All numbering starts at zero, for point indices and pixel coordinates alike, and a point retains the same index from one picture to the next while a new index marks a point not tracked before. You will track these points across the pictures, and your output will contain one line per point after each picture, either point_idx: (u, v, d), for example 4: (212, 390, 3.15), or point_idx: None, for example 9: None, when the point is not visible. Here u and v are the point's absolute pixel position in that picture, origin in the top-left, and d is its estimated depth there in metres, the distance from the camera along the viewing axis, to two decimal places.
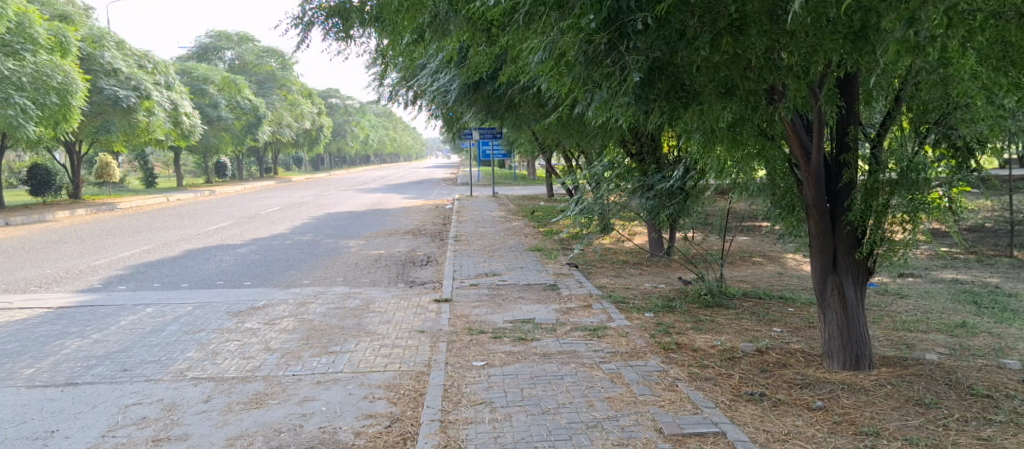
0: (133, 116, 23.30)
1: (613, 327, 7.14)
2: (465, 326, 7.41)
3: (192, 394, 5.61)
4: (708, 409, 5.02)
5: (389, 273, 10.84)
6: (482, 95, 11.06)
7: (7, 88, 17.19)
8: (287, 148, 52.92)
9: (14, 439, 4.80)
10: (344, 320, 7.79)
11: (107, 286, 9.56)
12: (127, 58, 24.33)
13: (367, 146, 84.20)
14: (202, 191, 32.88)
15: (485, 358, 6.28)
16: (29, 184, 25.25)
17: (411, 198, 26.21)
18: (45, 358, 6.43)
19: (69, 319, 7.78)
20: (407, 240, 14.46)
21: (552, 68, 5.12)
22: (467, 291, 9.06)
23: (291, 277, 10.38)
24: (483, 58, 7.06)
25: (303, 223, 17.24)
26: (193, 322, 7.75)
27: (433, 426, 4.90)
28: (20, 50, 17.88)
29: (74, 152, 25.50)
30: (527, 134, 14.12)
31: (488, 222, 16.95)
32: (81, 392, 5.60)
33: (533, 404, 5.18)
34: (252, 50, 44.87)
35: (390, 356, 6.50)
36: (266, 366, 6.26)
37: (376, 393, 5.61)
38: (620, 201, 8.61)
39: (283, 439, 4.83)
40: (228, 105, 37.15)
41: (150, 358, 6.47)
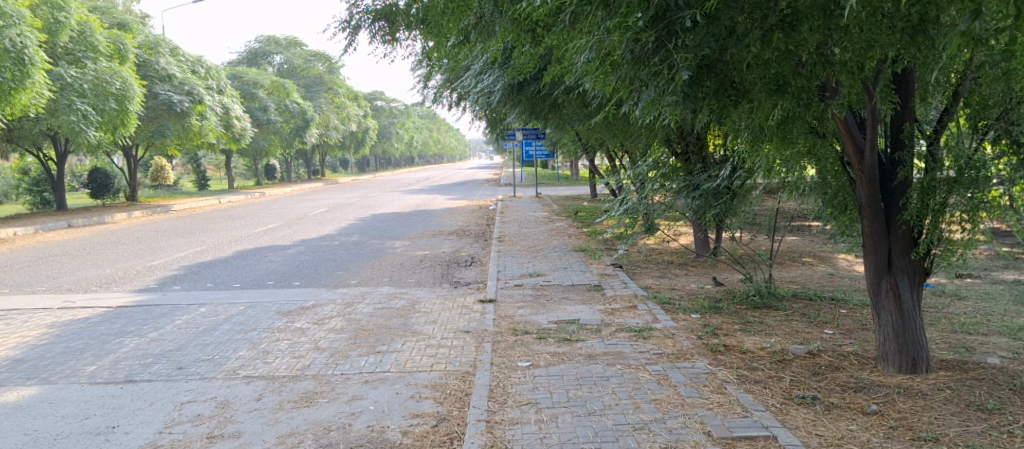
0: (187, 120, 23.91)
1: (659, 328, 7.09)
2: (510, 326, 7.43)
3: (245, 392, 5.73)
4: (758, 412, 4.96)
5: (434, 273, 10.92)
6: (526, 95, 11.08)
7: (69, 95, 17.98)
8: (334, 151, 53.65)
9: (78, 434, 4.95)
10: (390, 320, 7.88)
11: (163, 286, 9.81)
12: (182, 63, 24.95)
13: (412, 147, 84.99)
14: (253, 193, 33.53)
15: (530, 358, 6.29)
16: (90, 187, 26.19)
17: (456, 199, 26.38)
18: (106, 356, 6.62)
19: (127, 318, 8.01)
20: (451, 241, 14.55)
21: (598, 69, 5.08)
22: (512, 291, 9.08)
23: (338, 278, 10.53)
24: (528, 59, 7.07)
25: (350, 224, 17.47)
26: (244, 321, 7.91)
27: (480, 426, 4.92)
28: (82, 58, 18.73)
29: (132, 156, 26.23)
30: (572, 135, 14.09)
31: (531, 222, 16.96)
32: (139, 390, 5.76)
33: (579, 405, 5.17)
34: (300, 54, 45.59)
35: (436, 356, 6.55)
36: (315, 365, 6.36)
37: (422, 392, 5.65)
38: (665, 201, 8.45)
39: (332, 437, 4.90)
40: (278, 108, 37.90)
41: (204, 357, 6.63)
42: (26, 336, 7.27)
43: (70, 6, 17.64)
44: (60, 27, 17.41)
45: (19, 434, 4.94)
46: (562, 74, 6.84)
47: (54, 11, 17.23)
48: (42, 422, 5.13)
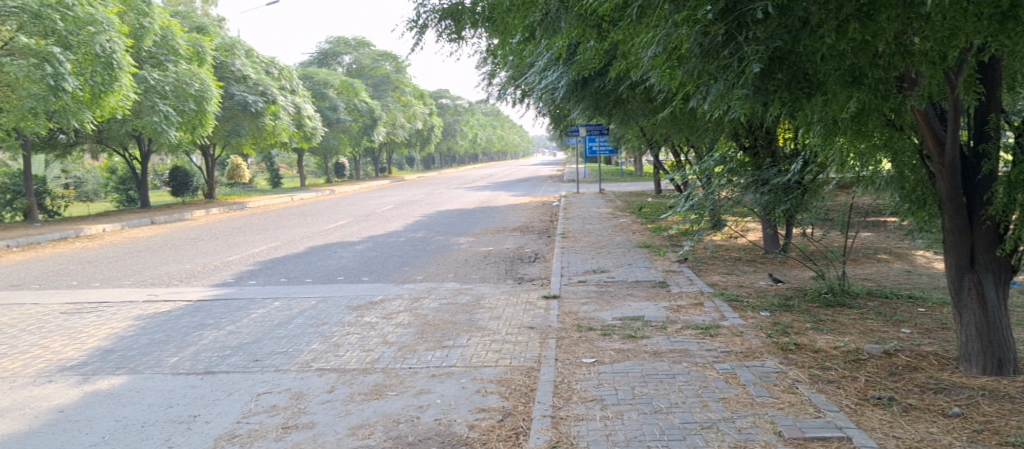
0: (261, 120, 24.61)
1: (726, 326, 6.99)
2: (574, 322, 7.43)
3: (317, 384, 5.89)
4: (832, 413, 4.85)
5: (499, 269, 10.99)
6: (590, 91, 11.05)
7: (152, 97, 18.72)
8: (400, 149, 54.44)
9: (163, 422, 5.18)
10: (455, 315, 7.97)
11: (239, 281, 10.14)
12: (256, 65, 25.74)
13: (476, 144, 85.56)
14: (323, 190, 34.33)
15: (595, 355, 6.28)
16: (172, 186, 27.36)
17: (519, 196, 26.44)
18: (187, 348, 6.89)
19: (206, 311, 8.32)
20: (515, 237, 14.62)
21: (666, 63, 5.03)
22: (576, 288, 9.08)
23: (405, 274, 10.70)
24: (594, 57, 7.04)
25: (416, 221, 17.72)
26: (316, 315, 8.12)
27: (545, 421, 4.94)
28: (164, 61, 19.52)
29: (209, 155, 27.14)
30: (637, 130, 13.97)
31: (595, 218, 16.89)
32: (218, 380, 5.98)
33: (645, 403, 5.14)
34: (368, 54, 46.37)
35: (501, 352, 6.60)
36: (384, 358, 6.50)
37: (488, 387, 5.71)
38: (733, 197, 8.30)
39: (401, 429, 4.99)
40: (347, 107, 38.72)
41: (278, 349, 6.83)
42: (115, 327, 7.63)
43: (154, 11, 18.51)
44: (144, 32, 18.28)
45: (109, 421, 5.19)
46: (629, 69, 6.76)
47: (140, 17, 18.13)
48: (129, 410, 5.38)
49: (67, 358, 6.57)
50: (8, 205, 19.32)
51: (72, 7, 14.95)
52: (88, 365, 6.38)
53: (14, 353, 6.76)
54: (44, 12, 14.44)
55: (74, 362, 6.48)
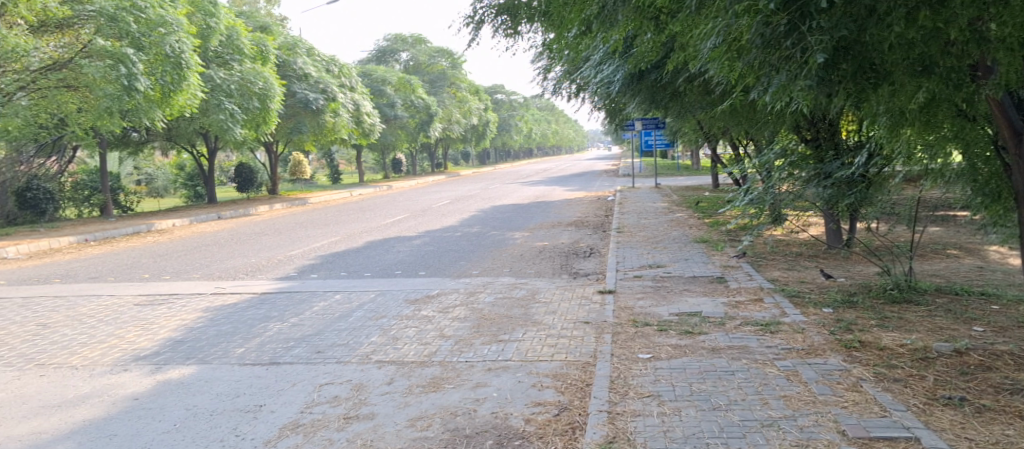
0: (322, 117, 25.07)
1: (787, 323, 6.87)
2: (630, 318, 7.40)
3: (377, 376, 6.00)
4: (899, 412, 4.73)
5: (554, 264, 11.01)
6: (647, 84, 10.96)
7: (218, 95, 19.26)
8: (456, 144, 54.84)
9: (230, 411, 5.34)
10: (511, 309, 8.02)
11: (302, 275, 10.38)
12: (317, 63, 26.27)
13: (531, 139, 85.57)
14: (380, 186, 34.86)
15: (651, 351, 6.24)
16: (236, 182, 28.08)
17: (574, 191, 26.40)
18: (252, 339, 7.10)
19: (271, 304, 8.55)
20: (570, 232, 14.61)
21: (724, 54, 4.94)
22: (632, 283, 9.04)
23: (461, 268, 10.80)
24: (652, 51, 6.98)
25: (471, 216, 17.85)
26: (375, 308, 8.27)
27: (602, 416, 4.94)
28: (229, 61, 20.10)
29: (272, 152, 27.80)
30: (694, 123, 13.79)
31: (650, 213, 16.76)
32: (282, 371, 6.14)
33: (703, 400, 5.10)
34: (426, 50, 46.77)
35: (557, 346, 6.62)
36: (441, 351, 6.58)
37: (544, 381, 5.74)
38: (794, 191, 8.11)
39: (459, 422, 5.05)
40: (404, 104, 39.20)
41: (339, 341, 6.98)
42: (184, 318, 7.90)
43: (220, 12, 19.05)
44: (211, 32, 18.87)
45: (181, 409, 5.38)
46: (687, 61, 6.65)
47: (207, 17, 18.74)
48: (199, 399, 5.57)
49: (141, 348, 6.83)
50: (85, 201, 20.79)
51: (145, 9, 15.52)
52: (160, 355, 6.62)
53: (92, 342, 7.06)
54: (119, 15, 15.03)
55: (148, 351, 6.74)
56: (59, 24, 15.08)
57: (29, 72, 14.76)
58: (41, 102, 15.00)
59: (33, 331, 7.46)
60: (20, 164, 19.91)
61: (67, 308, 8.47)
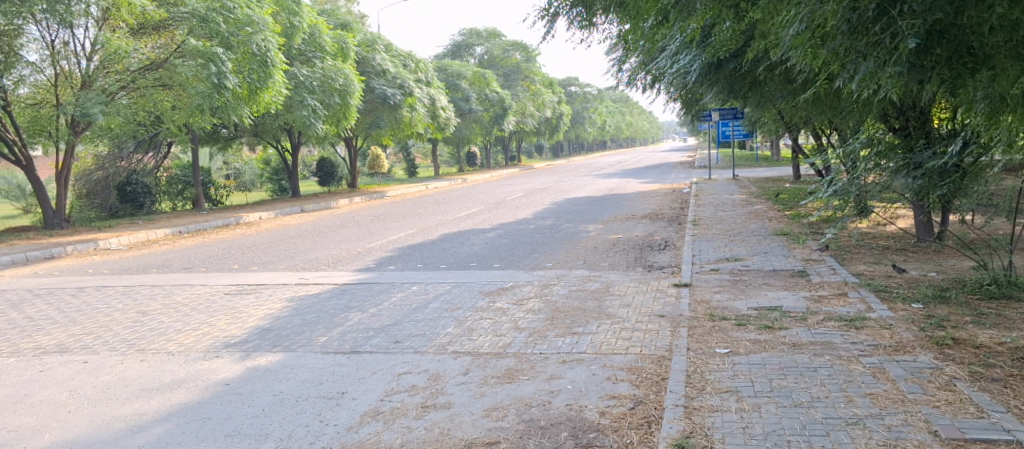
0: (399, 112, 25.48)
1: (873, 319, 6.64)
2: (707, 312, 7.29)
3: (453, 366, 6.11)
4: (997, 414, 4.53)
5: (628, 257, 10.93)
6: (725, 74, 10.72)
7: (301, 92, 19.81)
8: (530, 137, 54.93)
9: (315, 397, 5.52)
10: (585, 302, 8.02)
11: (380, 266, 10.61)
12: (394, 59, 26.71)
13: (605, 132, 84.94)
14: (455, 179, 35.28)
15: (729, 345, 6.14)
16: (318, 176, 28.89)
17: (648, 183, 26.12)
18: (335, 328, 7.31)
19: (351, 294, 8.78)
20: (644, 224, 14.47)
21: (807, 41, 4.79)
22: (708, 276, 8.91)
23: (535, 260, 10.85)
24: (731, 41, 6.84)
25: (545, 209, 17.88)
26: (451, 300, 8.39)
27: (678, 411, 4.90)
28: (312, 58, 20.70)
29: (352, 146, 28.44)
30: (774, 113, 13.42)
31: (728, 205, 16.42)
32: (363, 360, 6.31)
33: (784, 396, 4.99)
34: (500, 44, 46.90)
35: (631, 339, 6.58)
36: (516, 343, 6.64)
37: (619, 375, 5.72)
38: (880, 182, 7.79)
39: (533, 413, 5.09)
40: (479, 97, 39.50)
41: (417, 332, 7.12)
42: (270, 307, 8.19)
43: (303, 10, 19.56)
44: (294, 31, 19.44)
45: (268, 394, 5.59)
46: (768, 49, 6.50)
47: (291, 16, 19.25)
48: (285, 385, 5.77)
49: (231, 335, 7.12)
50: (179, 194, 21.88)
51: (233, 9, 16.00)
52: (249, 342, 6.89)
53: (186, 329, 7.40)
54: (211, 16, 15.61)
55: (237, 339, 7.02)
56: (156, 27, 16.02)
57: (128, 72, 15.49)
58: (139, 100, 15.70)
59: (134, 318, 7.88)
60: (121, 159, 21.49)
61: (163, 296, 8.91)
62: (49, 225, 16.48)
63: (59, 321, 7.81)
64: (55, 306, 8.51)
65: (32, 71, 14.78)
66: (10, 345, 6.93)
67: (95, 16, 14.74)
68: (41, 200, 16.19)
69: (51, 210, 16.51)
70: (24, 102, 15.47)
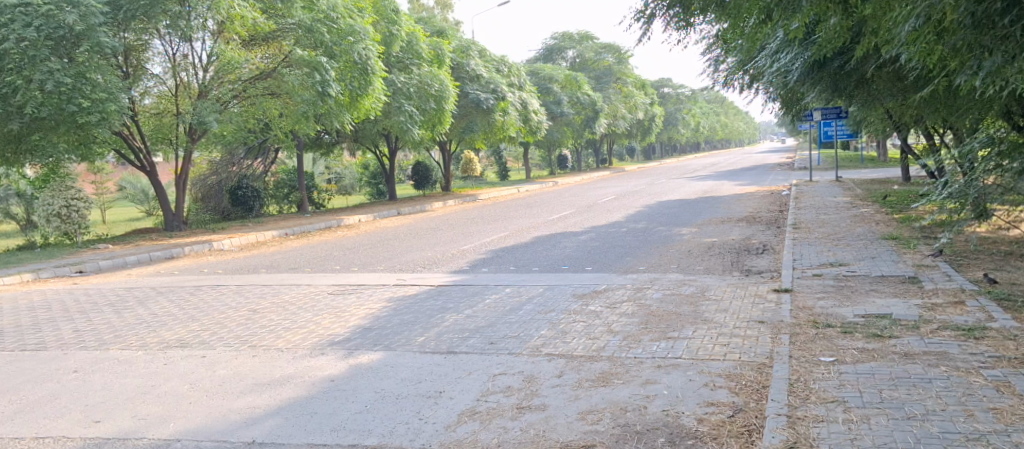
0: (492, 116, 25.76)
1: (994, 328, 6.27)
2: (810, 319, 7.05)
3: (548, 368, 6.13)
4: None
5: (724, 261, 10.69)
6: (828, 73, 10.35)
7: (399, 98, 20.33)
8: (621, 139, 54.46)
9: (414, 395, 5.65)
10: (680, 307, 7.89)
11: (474, 268, 10.75)
12: (488, 64, 27.08)
13: (698, 133, 83.27)
14: (546, 182, 35.32)
15: (834, 354, 5.93)
16: (414, 180, 29.53)
17: (745, 184, 25.45)
18: (432, 329, 7.46)
19: (447, 295, 8.95)
20: (742, 227, 14.11)
21: (924, 37, 4.65)
22: (811, 282, 8.61)
23: (628, 264, 10.74)
24: (837, 39, 6.60)
25: (638, 211, 17.69)
26: (544, 302, 8.43)
27: (781, 420, 4.76)
28: (409, 65, 21.26)
29: (446, 150, 28.98)
30: (882, 111, 12.86)
31: (831, 208, 15.80)
32: (459, 360, 6.42)
33: (896, 408, 4.78)
34: (592, 47, 47.03)
35: (729, 346, 6.43)
36: (610, 347, 6.60)
37: (717, 381, 5.60)
38: (1003, 183, 7.38)
39: (629, 418, 5.05)
40: (570, 100, 39.57)
41: (511, 334, 7.18)
42: (371, 307, 8.44)
43: (402, 19, 20.16)
44: (393, 38, 20.03)
45: (370, 392, 5.76)
46: (877, 45, 6.34)
47: (389, 25, 19.91)
48: (386, 383, 5.93)
49: (335, 333, 7.38)
50: (285, 198, 22.63)
51: (336, 20, 16.67)
52: (352, 341, 7.13)
53: (294, 327, 7.71)
54: (315, 27, 16.24)
55: (341, 337, 7.27)
56: (266, 38, 16.66)
57: (240, 82, 16.37)
58: (249, 109, 16.41)
59: (246, 316, 8.25)
60: (234, 165, 22.56)
61: (273, 295, 9.32)
62: (170, 227, 17.45)
63: (180, 317, 8.28)
64: (177, 303, 9.00)
65: (156, 82, 15.70)
66: (138, 339, 7.39)
67: (211, 30, 15.54)
68: (163, 204, 17.15)
69: (171, 213, 17.47)
70: (149, 112, 16.25)
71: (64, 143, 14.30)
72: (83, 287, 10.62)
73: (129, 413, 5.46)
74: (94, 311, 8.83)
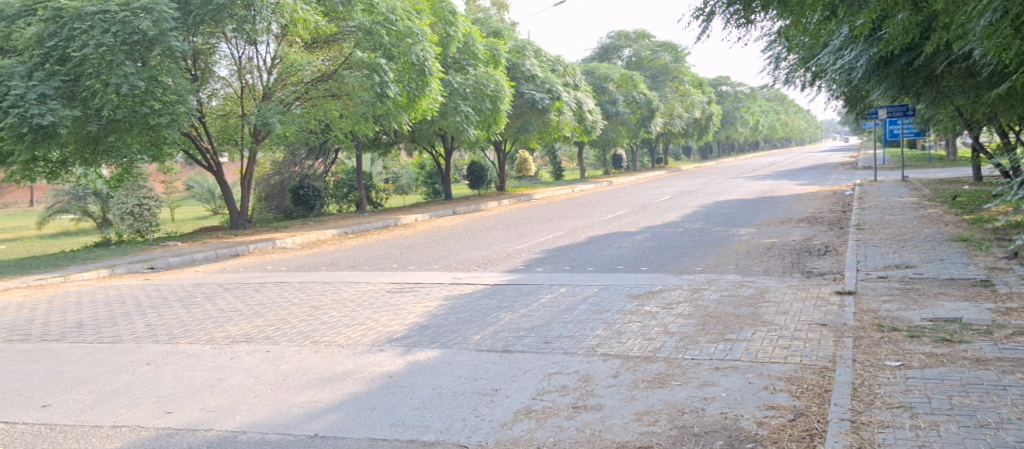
0: (547, 116, 25.76)
1: None
2: (874, 322, 6.88)
3: (603, 368, 6.11)
4: None
5: (784, 262, 10.49)
6: (895, 69, 10.07)
7: (455, 99, 20.52)
8: (677, 138, 53.86)
9: (470, 393, 5.70)
10: (738, 308, 7.78)
11: (529, 268, 10.77)
12: (543, 64, 27.12)
13: (757, 132, 81.78)
14: (601, 182, 35.21)
15: (901, 358, 5.78)
16: (469, 179, 29.72)
17: (806, 184, 24.87)
18: (487, 327, 7.52)
19: (502, 294, 9.00)
20: (802, 228, 13.82)
21: (1001, 31, 4.52)
22: (875, 284, 8.39)
23: (685, 264, 10.63)
24: (905, 36, 6.42)
25: (695, 211, 17.47)
26: (599, 302, 8.40)
27: (844, 425, 4.67)
28: (466, 66, 21.39)
29: (501, 150, 29.10)
30: (951, 109, 12.44)
31: (896, 209, 15.34)
32: (515, 358, 6.45)
33: (967, 415, 4.64)
34: (649, 45, 46.75)
35: (790, 348, 6.32)
36: (666, 348, 6.55)
37: (777, 384, 5.51)
38: None
39: (686, 419, 5.01)
40: (626, 100, 39.33)
41: (566, 333, 7.19)
42: (428, 305, 8.54)
43: (459, 20, 20.34)
44: (450, 40, 20.25)
45: (427, 388, 5.83)
46: (948, 41, 6.18)
47: (446, 26, 20.14)
48: (443, 380, 6.00)
49: (393, 331, 7.50)
50: (344, 197, 23.06)
51: (395, 22, 16.93)
52: (409, 338, 7.23)
53: (354, 323, 7.86)
54: (375, 29, 16.60)
55: (399, 334, 7.38)
56: (327, 40, 16.98)
57: (303, 84, 16.59)
58: (311, 110, 16.77)
59: (307, 312, 8.45)
60: (296, 165, 23.07)
61: (333, 292, 9.51)
62: (235, 226, 17.91)
63: (245, 313, 8.52)
64: (242, 300, 9.25)
65: (222, 84, 16.13)
66: (206, 333, 7.64)
67: (275, 34, 15.80)
68: (228, 203, 17.61)
69: (237, 212, 17.94)
70: (215, 114, 16.56)
71: (137, 144, 14.80)
72: (154, 283, 10.99)
73: (199, 404, 5.64)
74: (164, 306, 9.16)
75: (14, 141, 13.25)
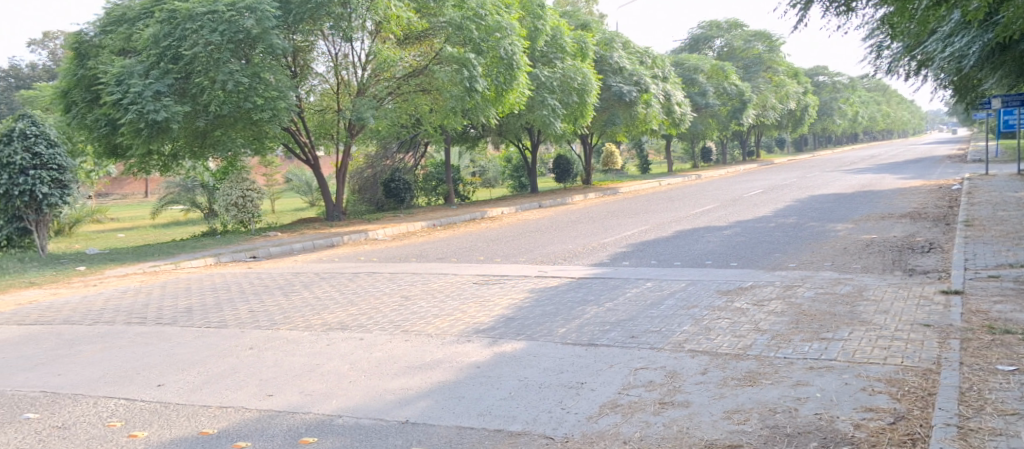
0: (635, 109, 25.48)
1: None
2: (984, 324, 6.52)
3: (691, 365, 6.02)
4: None
5: (884, 259, 10.07)
6: (1012, 56, 9.49)
7: (543, 92, 20.57)
8: (770, 130, 52.34)
9: (556, 385, 5.72)
10: (835, 307, 7.51)
11: (616, 262, 10.71)
12: (632, 56, 26.83)
13: (856, 123, 78.42)
14: (689, 175, 34.57)
15: (1014, 363, 5.47)
16: (555, 172, 29.71)
17: (908, 178, 23.74)
18: (573, 320, 7.53)
19: (588, 288, 8.98)
20: (904, 224, 13.21)
21: None
22: (986, 284, 7.94)
23: (778, 260, 10.35)
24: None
25: (787, 206, 16.95)
26: (687, 297, 8.29)
27: (949, 431, 4.46)
28: (553, 59, 21.33)
29: (587, 143, 28.99)
30: None
31: (1010, 204, 14.45)
32: (601, 352, 6.43)
33: None
34: (741, 34, 45.41)
35: (890, 349, 6.07)
36: (757, 346, 6.40)
37: (876, 386, 5.31)
38: None
39: (779, 419, 4.89)
40: (716, 91, 38.41)
41: (652, 328, 7.11)
42: (514, 297, 8.62)
43: (547, 13, 20.38)
44: (538, 33, 20.34)
45: (513, 379, 5.89)
46: None
47: (535, 20, 20.22)
48: (529, 372, 6.05)
49: (480, 322, 7.60)
50: (432, 190, 23.50)
51: (485, 17, 17.10)
52: (496, 329, 7.31)
53: (442, 314, 8.01)
54: (465, 23, 16.69)
55: (485, 325, 7.48)
56: (419, 36, 17.31)
57: (395, 79, 17.01)
58: (402, 104, 17.07)
59: (398, 301, 8.67)
60: (388, 158, 23.67)
61: (422, 283, 9.73)
62: (330, 217, 18.47)
63: (340, 301, 8.83)
64: (337, 288, 9.59)
65: (319, 81, 16.72)
66: (304, 320, 7.96)
67: (369, 31, 16.23)
68: (324, 196, 18.18)
69: (332, 204, 18.48)
70: (313, 109, 17.28)
71: (241, 138, 15.42)
72: (256, 271, 11.49)
73: (297, 388, 5.88)
74: (265, 293, 9.61)
75: (133, 135, 14.11)
